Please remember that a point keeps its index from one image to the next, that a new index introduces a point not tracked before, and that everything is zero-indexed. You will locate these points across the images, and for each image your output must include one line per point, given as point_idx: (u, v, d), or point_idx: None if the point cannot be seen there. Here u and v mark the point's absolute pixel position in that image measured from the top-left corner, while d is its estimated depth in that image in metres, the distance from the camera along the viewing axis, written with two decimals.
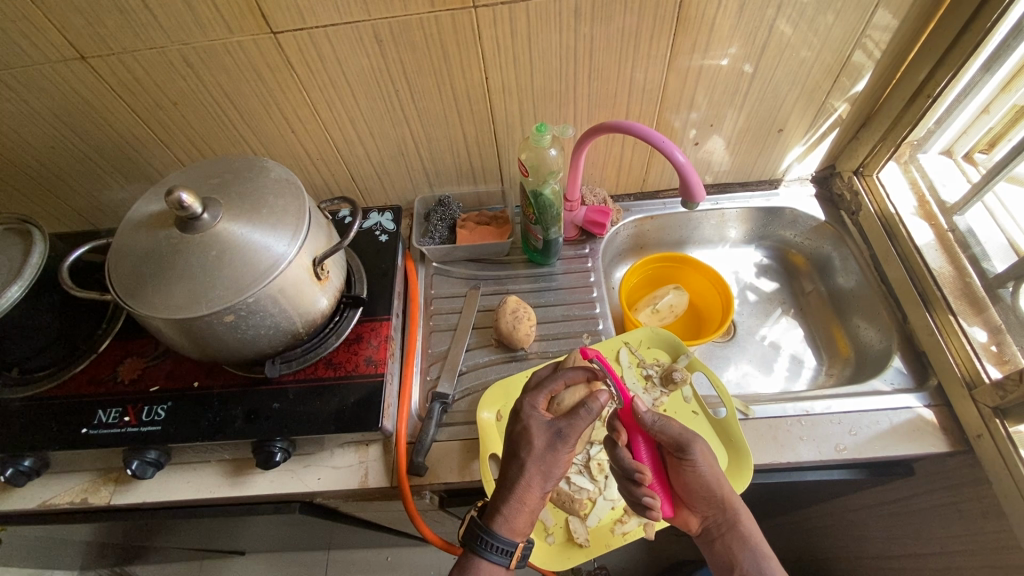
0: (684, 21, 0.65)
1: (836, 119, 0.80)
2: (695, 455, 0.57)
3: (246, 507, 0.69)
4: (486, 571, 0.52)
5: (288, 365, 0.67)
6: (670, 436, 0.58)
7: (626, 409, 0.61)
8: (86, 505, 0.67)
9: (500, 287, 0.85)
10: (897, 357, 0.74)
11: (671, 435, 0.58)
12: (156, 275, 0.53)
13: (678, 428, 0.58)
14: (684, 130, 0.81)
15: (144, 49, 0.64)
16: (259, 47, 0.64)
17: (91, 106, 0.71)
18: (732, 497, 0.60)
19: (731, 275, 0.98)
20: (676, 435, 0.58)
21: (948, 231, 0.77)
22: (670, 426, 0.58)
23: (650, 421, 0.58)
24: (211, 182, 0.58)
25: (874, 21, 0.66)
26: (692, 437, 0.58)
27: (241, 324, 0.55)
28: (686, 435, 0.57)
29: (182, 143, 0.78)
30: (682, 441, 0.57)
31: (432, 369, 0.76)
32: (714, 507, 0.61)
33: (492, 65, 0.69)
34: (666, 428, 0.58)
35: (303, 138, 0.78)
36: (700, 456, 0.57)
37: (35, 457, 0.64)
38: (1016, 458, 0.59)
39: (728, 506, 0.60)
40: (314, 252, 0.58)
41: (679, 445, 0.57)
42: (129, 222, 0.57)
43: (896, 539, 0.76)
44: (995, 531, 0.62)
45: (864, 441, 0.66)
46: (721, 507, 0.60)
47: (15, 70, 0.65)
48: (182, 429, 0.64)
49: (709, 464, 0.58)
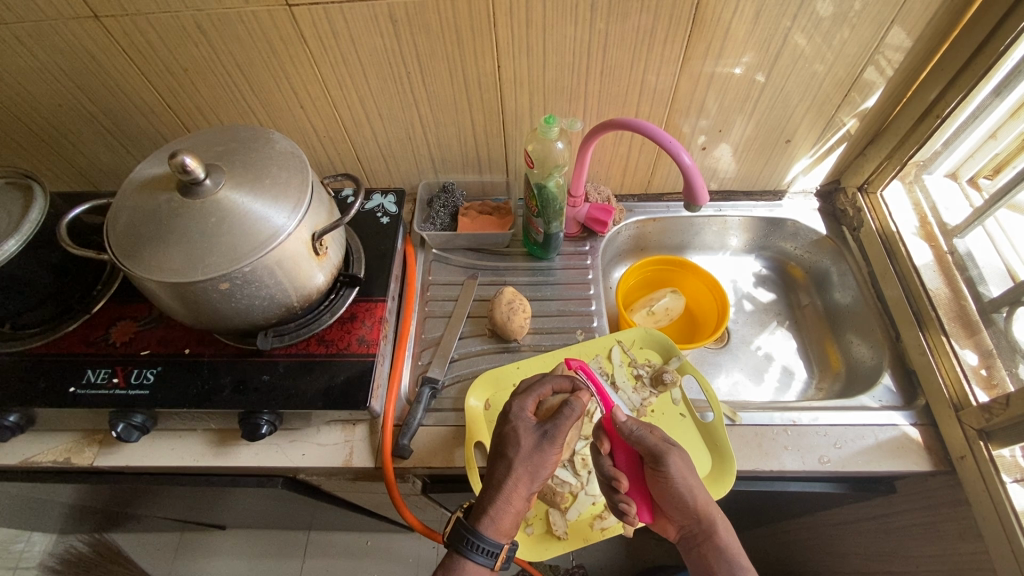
0: (699, 23, 0.65)
1: (845, 134, 0.80)
2: (670, 467, 0.55)
3: (229, 478, 0.69)
4: (471, 571, 0.51)
5: (281, 338, 0.67)
6: (646, 446, 0.57)
7: (607, 418, 0.61)
8: (68, 465, 0.67)
9: (498, 279, 0.85)
10: (887, 374, 0.75)
11: (646, 446, 0.57)
12: (155, 237, 0.53)
13: (655, 438, 0.57)
14: (693, 135, 0.81)
15: (158, 13, 0.63)
16: (273, 18, 0.64)
17: (100, 66, 0.71)
18: (708, 506, 0.58)
19: (730, 283, 0.98)
20: (651, 446, 0.56)
21: (948, 253, 0.76)
22: (647, 437, 0.57)
23: (628, 430, 0.58)
24: (216, 149, 0.58)
25: (887, 39, 0.66)
26: (668, 449, 0.56)
27: (235, 293, 0.54)
28: (661, 446, 0.56)
29: (190, 111, 0.78)
30: (657, 452, 0.56)
31: (424, 355, 0.76)
32: (689, 518, 0.58)
33: (505, 55, 0.69)
34: (643, 438, 0.57)
35: (311, 114, 0.78)
36: (675, 469, 0.56)
37: (21, 413, 0.65)
38: (998, 482, 0.59)
39: (703, 515, 0.57)
40: (313, 227, 0.58)
41: (653, 455, 0.56)
42: (131, 184, 0.57)
43: (872, 557, 0.77)
44: (971, 553, 0.62)
45: (849, 455, 0.66)
46: (695, 515, 0.57)
47: (28, 24, 0.65)
48: (169, 394, 0.64)
49: (684, 476, 0.56)
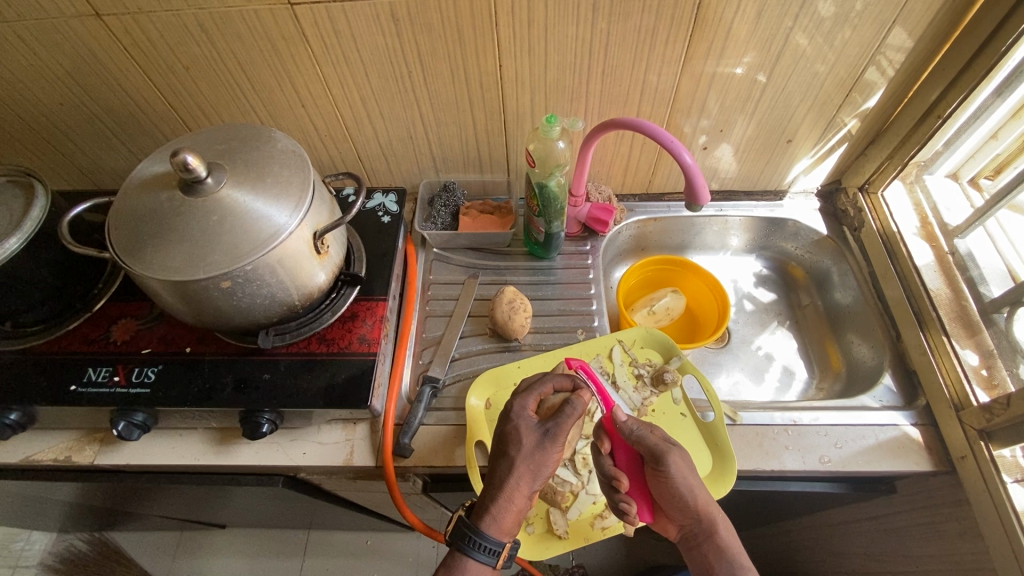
0: (701, 23, 0.65)
1: (846, 134, 0.80)
2: (670, 467, 0.55)
3: (229, 477, 0.69)
4: (472, 570, 0.51)
5: (282, 337, 0.67)
6: (646, 446, 0.57)
7: (608, 418, 0.61)
8: (68, 463, 0.67)
9: (499, 278, 0.85)
10: (887, 374, 0.75)
11: (646, 446, 0.57)
12: (157, 235, 0.53)
13: (655, 438, 0.57)
14: (694, 135, 0.81)
15: (160, 11, 0.63)
16: (275, 17, 0.64)
17: (101, 64, 0.71)
18: (708, 505, 0.58)
19: (730, 283, 0.99)
20: (651, 445, 0.57)
21: (948, 253, 0.76)
22: (647, 436, 0.57)
23: (628, 430, 0.58)
24: (217, 147, 0.58)
25: (889, 40, 0.66)
26: (668, 448, 0.56)
27: (237, 291, 0.54)
28: (661, 446, 0.56)
29: (191, 109, 0.78)
30: (657, 452, 0.56)
31: (425, 354, 0.76)
32: (689, 517, 0.58)
33: (507, 55, 0.69)
34: (643, 438, 0.57)
35: (312, 113, 0.78)
36: (675, 469, 0.56)
37: (22, 411, 0.65)
38: (999, 482, 0.59)
39: (703, 514, 0.57)
40: (315, 226, 0.58)
41: (653, 455, 0.56)
42: (133, 182, 0.57)
43: (872, 557, 0.77)
44: (971, 553, 0.62)
45: (849, 454, 0.66)
46: (695, 514, 0.57)
47: (30, 23, 0.65)
48: (170, 393, 0.64)
49: (684, 475, 0.56)
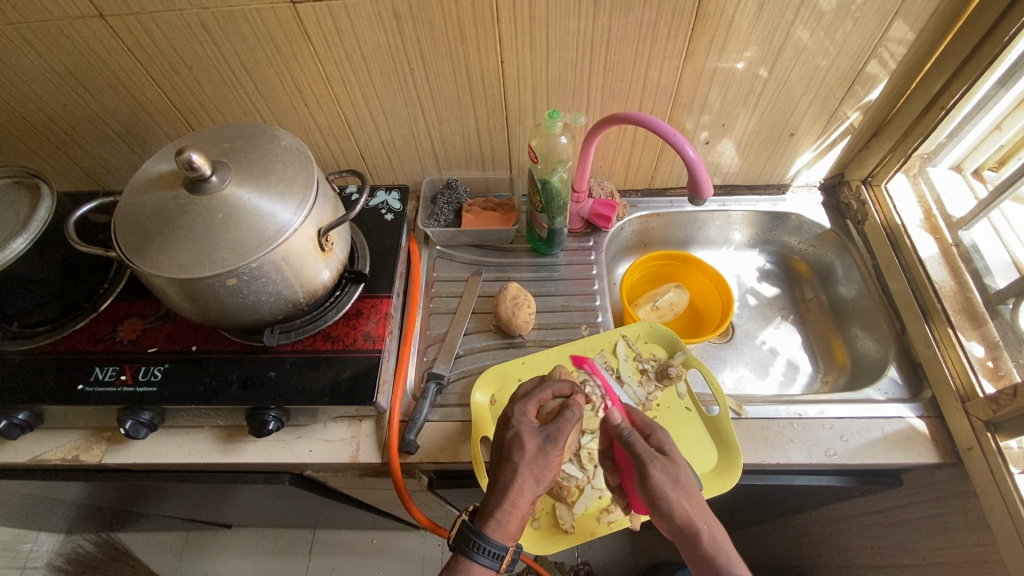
0: (702, 17, 0.65)
1: (847, 127, 0.80)
2: (651, 477, 0.55)
3: (237, 474, 0.70)
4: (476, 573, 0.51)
5: (288, 335, 0.68)
6: (633, 452, 0.57)
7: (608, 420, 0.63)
8: (76, 463, 0.68)
9: (502, 274, 0.85)
10: (893, 366, 0.74)
11: (633, 452, 0.57)
12: (163, 234, 0.53)
13: (644, 447, 0.57)
14: (695, 131, 0.82)
15: (163, 11, 0.64)
16: (278, 16, 0.64)
17: (104, 64, 0.71)
18: (694, 519, 0.55)
19: (733, 278, 0.98)
20: (636, 453, 0.57)
21: (954, 245, 0.76)
22: (636, 443, 0.58)
23: (620, 436, 0.60)
24: (221, 146, 0.59)
25: (891, 32, 0.66)
26: (653, 459, 0.56)
27: (243, 289, 0.55)
28: (644, 456, 0.56)
29: (194, 109, 0.78)
30: (641, 460, 0.56)
31: (429, 351, 0.76)
32: (673, 529, 0.56)
33: (509, 51, 0.69)
34: (629, 445, 0.58)
35: (316, 112, 0.78)
36: (657, 480, 0.55)
37: (29, 411, 0.65)
38: (1006, 473, 0.59)
39: (688, 527, 0.55)
40: (319, 223, 0.58)
41: (638, 463, 0.57)
42: (138, 180, 0.57)
43: (878, 551, 0.77)
44: (979, 544, 0.62)
45: (855, 447, 0.66)
46: (679, 527, 0.55)
47: (33, 25, 0.65)
48: (177, 391, 0.65)
49: (665, 488, 0.55)
